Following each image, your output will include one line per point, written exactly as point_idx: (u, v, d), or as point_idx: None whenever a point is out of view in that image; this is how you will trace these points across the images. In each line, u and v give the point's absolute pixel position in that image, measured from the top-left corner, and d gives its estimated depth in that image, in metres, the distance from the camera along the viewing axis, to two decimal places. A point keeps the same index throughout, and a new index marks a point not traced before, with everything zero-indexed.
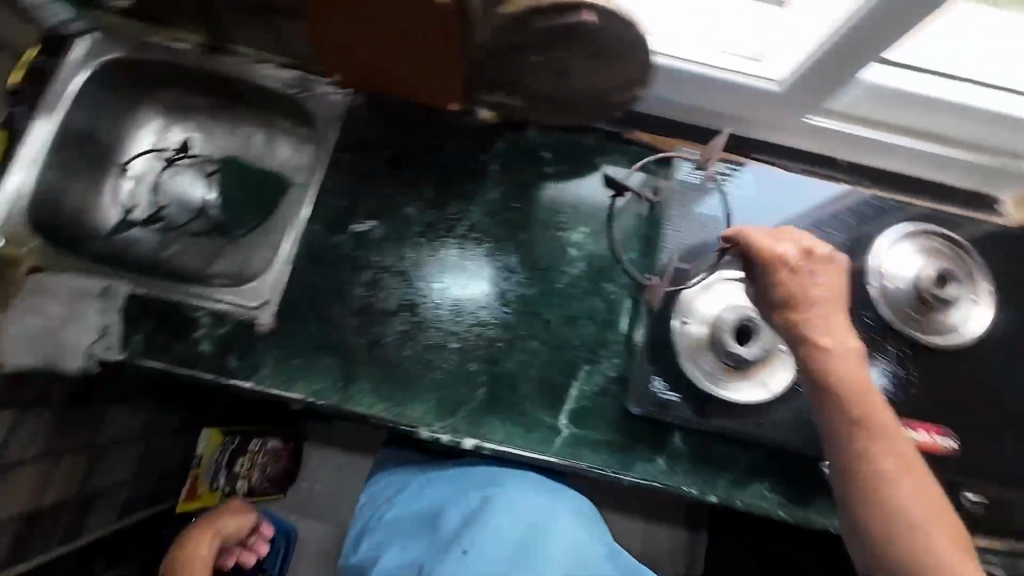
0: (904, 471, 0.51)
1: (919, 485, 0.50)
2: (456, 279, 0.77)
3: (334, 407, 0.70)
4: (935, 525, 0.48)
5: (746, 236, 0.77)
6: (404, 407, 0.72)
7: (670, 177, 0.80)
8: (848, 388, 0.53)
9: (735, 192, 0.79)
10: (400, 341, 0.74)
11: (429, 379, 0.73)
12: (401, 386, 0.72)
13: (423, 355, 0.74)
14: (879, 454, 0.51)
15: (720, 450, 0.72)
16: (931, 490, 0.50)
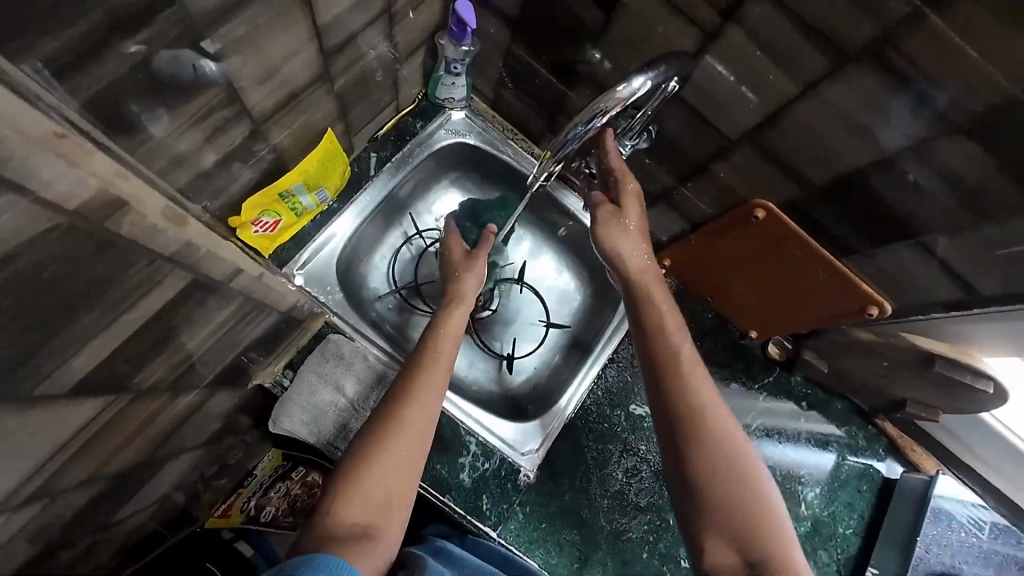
0: (737, 235, 0.79)
1: (714, 414, 0.64)
2: (624, 433, 0.91)
3: (491, 508, 0.83)
4: (725, 441, 0.63)
5: (812, 466, 1.00)
6: (554, 521, 0.85)
7: (767, 400, 1.01)
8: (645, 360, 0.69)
9: (806, 432, 1.02)
10: (557, 470, 0.88)
11: (570, 510, 0.86)
12: (556, 515, 0.85)
13: (579, 486, 0.88)
14: (728, 239, 0.81)
15: None
16: (749, 236, 0.77)
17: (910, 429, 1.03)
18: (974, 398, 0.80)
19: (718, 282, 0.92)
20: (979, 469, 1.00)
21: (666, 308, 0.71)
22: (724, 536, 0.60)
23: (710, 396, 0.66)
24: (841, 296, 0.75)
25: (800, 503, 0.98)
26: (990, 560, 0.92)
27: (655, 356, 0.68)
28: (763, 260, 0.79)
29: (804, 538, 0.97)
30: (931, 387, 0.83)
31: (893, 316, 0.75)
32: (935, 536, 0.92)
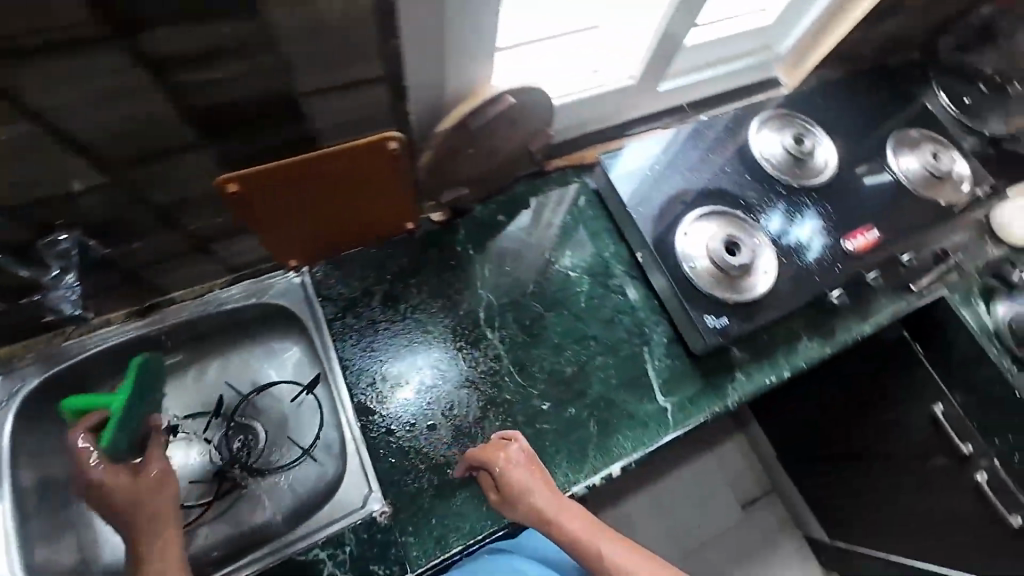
0: (248, 204, 0.77)
1: (633, 556, 0.73)
2: (406, 391, 0.92)
3: (380, 561, 0.82)
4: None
5: (545, 242, 1.09)
6: (432, 507, 0.86)
7: (474, 244, 1.06)
8: (519, 514, 0.79)
9: (519, 230, 1.09)
10: (398, 477, 0.87)
11: (433, 484, 0.87)
12: (429, 502, 0.86)
13: (422, 463, 0.88)
14: (257, 211, 0.80)
15: (576, 380, 0.98)
16: (253, 198, 0.76)
17: (564, 150, 1.15)
18: (522, 109, 0.89)
19: (322, 230, 0.92)
20: (614, 121, 1.16)
21: (562, 501, 0.79)
22: None
23: (630, 556, 0.74)
24: (369, 161, 0.79)
25: (566, 270, 1.07)
26: (673, 168, 1.09)
27: (521, 503, 0.79)
28: (290, 195, 0.78)
29: (592, 285, 1.06)
30: (502, 133, 0.91)
31: (402, 136, 0.78)
32: (628, 193, 1.06)
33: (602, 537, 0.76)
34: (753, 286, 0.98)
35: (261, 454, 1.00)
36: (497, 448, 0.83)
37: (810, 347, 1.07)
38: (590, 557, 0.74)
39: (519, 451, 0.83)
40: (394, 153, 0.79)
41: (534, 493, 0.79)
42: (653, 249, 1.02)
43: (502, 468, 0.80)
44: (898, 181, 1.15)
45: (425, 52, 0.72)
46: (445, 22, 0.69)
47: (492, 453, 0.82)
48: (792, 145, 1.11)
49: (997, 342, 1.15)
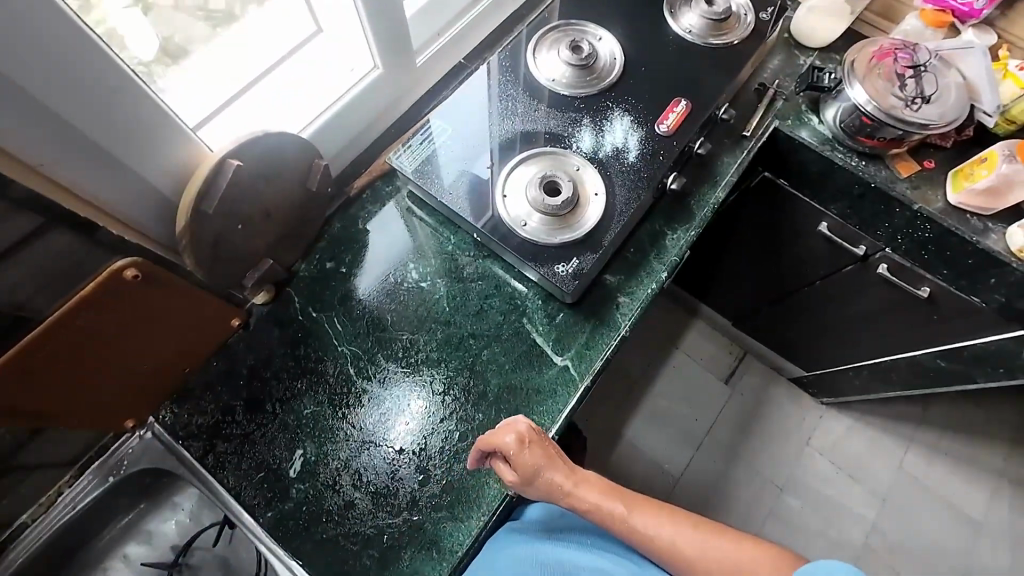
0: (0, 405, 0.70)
1: (646, 511, 0.76)
2: (308, 483, 0.87)
3: None
4: (675, 534, 0.73)
5: (385, 266, 1.03)
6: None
7: (315, 305, 0.99)
8: (536, 488, 0.78)
9: (355, 267, 1.02)
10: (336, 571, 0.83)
11: (372, 558, 0.84)
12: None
13: (354, 543, 0.84)
14: (25, 403, 0.72)
15: (471, 384, 0.94)
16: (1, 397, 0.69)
17: (362, 165, 1.07)
18: (264, 158, 0.81)
19: (134, 382, 0.83)
20: (397, 113, 1.08)
21: (575, 470, 0.79)
22: (657, 551, 0.73)
23: (642, 509, 0.76)
24: (118, 302, 0.72)
25: (417, 283, 1.01)
26: (470, 135, 1.03)
27: (537, 479, 0.78)
28: (45, 373, 0.71)
29: (449, 284, 1.01)
30: (259, 193, 0.83)
31: (137, 258, 0.71)
32: (435, 182, 1.00)
33: (616, 496, 0.77)
34: (590, 213, 0.95)
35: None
36: (507, 432, 0.79)
37: (676, 240, 1.06)
38: (608, 517, 0.76)
39: (530, 427, 0.80)
40: (139, 280, 0.72)
41: (546, 469, 0.78)
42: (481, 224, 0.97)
43: (517, 451, 0.77)
44: (687, 43, 1.13)
45: (86, 156, 0.64)
46: (76, 119, 0.61)
47: (499, 439, 0.78)
48: (572, 57, 1.07)
49: (838, 146, 1.16)
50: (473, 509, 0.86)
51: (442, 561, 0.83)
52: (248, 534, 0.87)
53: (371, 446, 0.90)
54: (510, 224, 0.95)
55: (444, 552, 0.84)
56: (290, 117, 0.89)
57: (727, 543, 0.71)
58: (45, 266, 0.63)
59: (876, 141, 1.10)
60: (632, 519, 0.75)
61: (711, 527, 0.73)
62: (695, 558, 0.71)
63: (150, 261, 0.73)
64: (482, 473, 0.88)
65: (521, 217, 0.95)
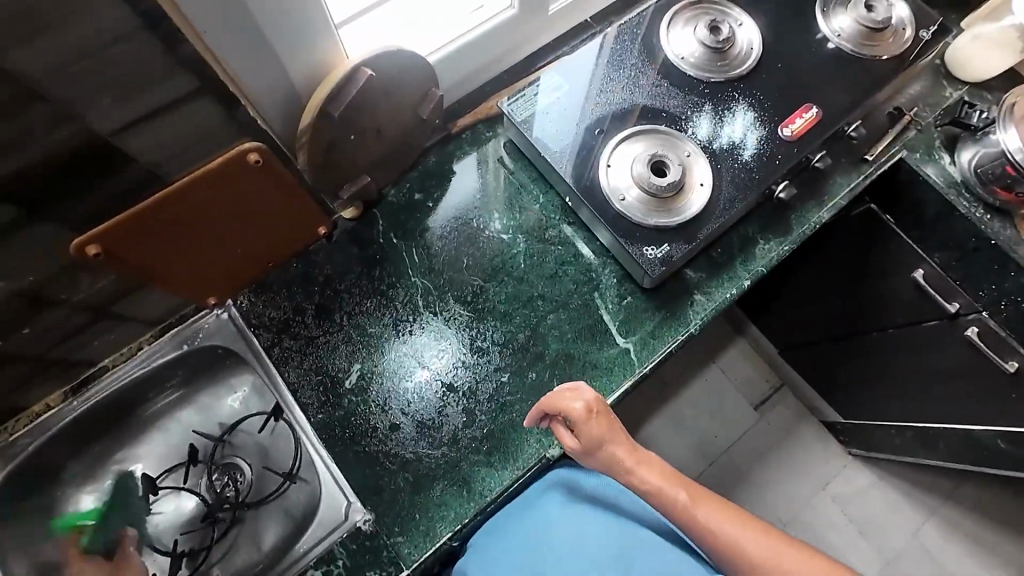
0: (119, 262, 0.74)
1: (711, 504, 0.75)
2: (360, 398, 0.91)
3: (374, 566, 0.83)
4: (739, 535, 0.73)
5: (471, 208, 1.03)
6: (409, 503, 0.86)
7: (397, 230, 1.00)
8: (597, 459, 0.78)
9: (441, 204, 1.03)
10: (370, 484, 0.87)
11: (405, 481, 0.87)
12: (405, 498, 0.86)
13: (391, 463, 0.88)
14: (135, 265, 0.76)
15: (531, 343, 0.95)
16: (120, 253, 0.73)
17: (467, 105, 1.06)
18: (392, 75, 0.81)
19: (227, 262, 0.87)
20: (515, 60, 1.06)
21: (638, 450, 0.79)
22: (719, 547, 0.73)
23: (707, 502, 0.75)
24: (234, 182, 0.75)
25: (497, 233, 1.01)
26: (585, 96, 1.00)
27: (599, 453, 0.78)
28: (159, 236, 0.75)
29: (528, 241, 1.00)
30: (377, 109, 0.83)
31: (263, 144, 0.73)
32: (539, 137, 0.98)
33: (681, 484, 0.77)
34: (695, 202, 0.92)
35: (250, 489, 0.98)
36: (575, 399, 0.79)
37: (768, 251, 1.02)
38: (670, 504, 0.75)
39: (598, 399, 0.80)
40: (258, 164, 0.74)
41: (610, 444, 0.78)
42: (579, 189, 0.94)
43: (585, 419, 0.78)
44: (833, 46, 1.04)
45: (241, 34, 0.65)
46: None
47: (566, 404, 0.79)
48: (707, 37, 1.01)
49: (966, 192, 1.08)
50: (508, 461, 0.88)
51: (471, 501, 0.86)
52: (295, 429, 0.91)
53: (426, 379, 0.92)
54: (608, 194, 0.93)
55: (474, 492, 0.87)
56: (416, 39, 0.88)
57: (795, 553, 0.71)
58: (179, 134, 0.66)
59: (1013, 195, 1.02)
60: (695, 513, 0.74)
61: (773, 534, 0.73)
62: (756, 559, 0.71)
63: (270, 150, 0.75)
64: (525, 430, 0.90)
65: (622, 190, 0.93)
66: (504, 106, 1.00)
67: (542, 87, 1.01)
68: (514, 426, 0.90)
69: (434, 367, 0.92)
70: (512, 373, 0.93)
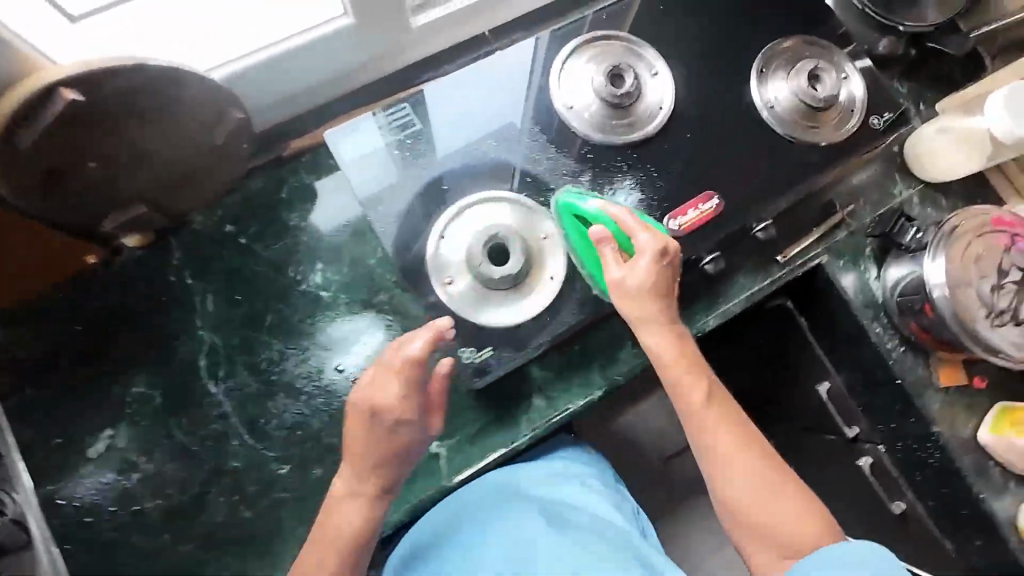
0: None
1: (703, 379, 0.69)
2: (107, 472, 0.76)
3: None
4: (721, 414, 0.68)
5: (291, 253, 0.85)
6: None
7: (194, 269, 0.83)
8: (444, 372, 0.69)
9: (255, 242, 0.84)
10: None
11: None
12: None
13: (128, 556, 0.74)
14: None
15: (325, 430, 0.80)
16: None
17: (308, 124, 0.86)
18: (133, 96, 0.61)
19: None
20: (373, 75, 0.86)
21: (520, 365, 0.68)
22: (710, 399, 0.69)
23: (719, 411, 0.69)
24: None
25: (315, 289, 0.84)
26: (438, 142, 0.79)
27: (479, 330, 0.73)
28: None
29: (349, 304, 0.84)
30: (126, 133, 0.65)
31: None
32: (364, 182, 0.77)
33: (704, 381, 0.69)
34: (538, 305, 0.75)
35: None
36: (647, 235, 0.70)
37: (634, 354, 0.85)
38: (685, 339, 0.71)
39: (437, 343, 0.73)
40: None
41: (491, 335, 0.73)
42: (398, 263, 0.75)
43: (652, 255, 0.69)
44: (763, 122, 0.84)
45: None
46: None
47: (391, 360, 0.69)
48: (605, 89, 0.81)
49: (883, 316, 0.92)
50: (270, 568, 0.75)
51: None
52: None
53: (189, 458, 0.77)
54: (433, 278, 0.75)
55: None
56: (206, 50, 0.70)
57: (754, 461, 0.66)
58: None
59: (929, 337, 0.86)
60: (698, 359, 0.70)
61: (777, 469, 0.66)
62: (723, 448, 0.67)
63: None
64: (294, 536, 0.76)
65: (449, 274, 0.75)
66: (330, 140, 0.78)
67: (386, 123, 0.79)
68: (284, 530, 0.76)
69: (202, 447, 0.78)
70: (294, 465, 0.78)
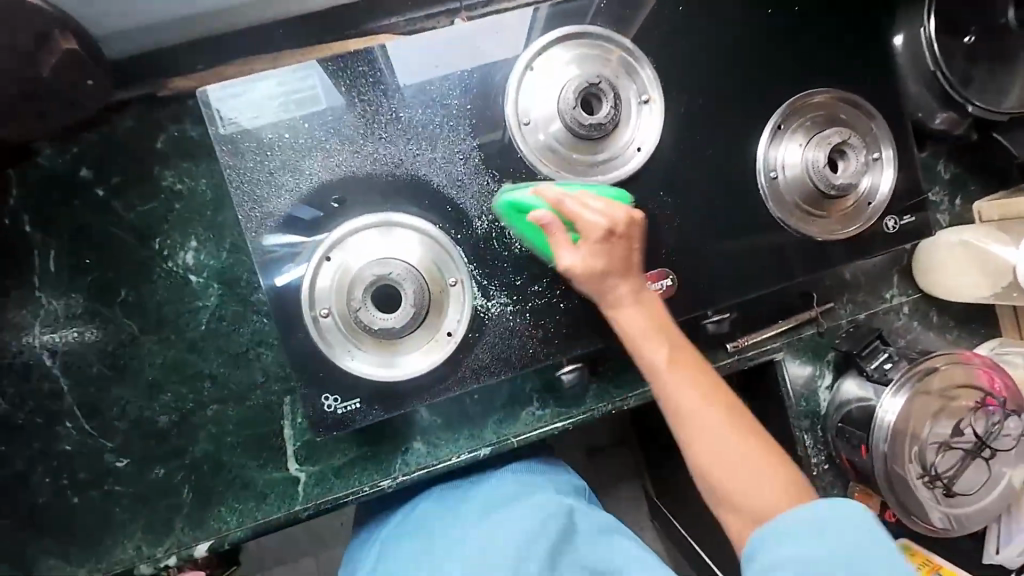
0: None
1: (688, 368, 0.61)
2: None
3: None
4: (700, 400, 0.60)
5: (161, 218, 0.70)
6: None
7: (39, 213, 0.69)
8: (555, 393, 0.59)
9: (120, 195, 0.70)
10: None
11: None
12: None
13: None
14: None
15: (173, 428, 0.72)
16: None
17: (204, 61, 0.70)
18: None
19: None
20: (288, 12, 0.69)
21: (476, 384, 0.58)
22: (699, 387, 0.60)
23: (683, 371, 0.60)
24: None
25: (185, 267, 0.71)
26: (346, 133, 0.62)
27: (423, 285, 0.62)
28: None
29: (223, 294, 0.71)
30: None
31: None
32: (244, 172, 0.60)
33: (666, 342, 0.61)
34: (421, 364, 0.63)
35: None
36: (597, 209, 0.60)
37: (534, 420, 0.76)
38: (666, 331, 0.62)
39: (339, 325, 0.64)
40: None
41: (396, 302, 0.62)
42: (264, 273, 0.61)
43: (601, 240, 0.59)
44: (757, 194, 0.69)
45: None
46: None
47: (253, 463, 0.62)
48: (570, 110, 0.63)
49: (819, 429, 0.80)
50: (90, 559, 0.70)
51: None
52: None
53: (16, 427, 0.70)
54: (303, 305, 0.61)
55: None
56: None
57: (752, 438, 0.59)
58: None
59: (856, 471, 0.76)
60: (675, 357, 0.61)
61: (761, 437, 0.59)
62: (710, 422, 0.59)
63: None
64: (124, 531, 0.71)
65: (325, 308, 0.61)
66: (205, 99, 0.60)
67: (284, 92, 0.61)
68: (113, 522, 0.71)
69: (31, 418, 0.70)
70: (134, 458, 0.71)
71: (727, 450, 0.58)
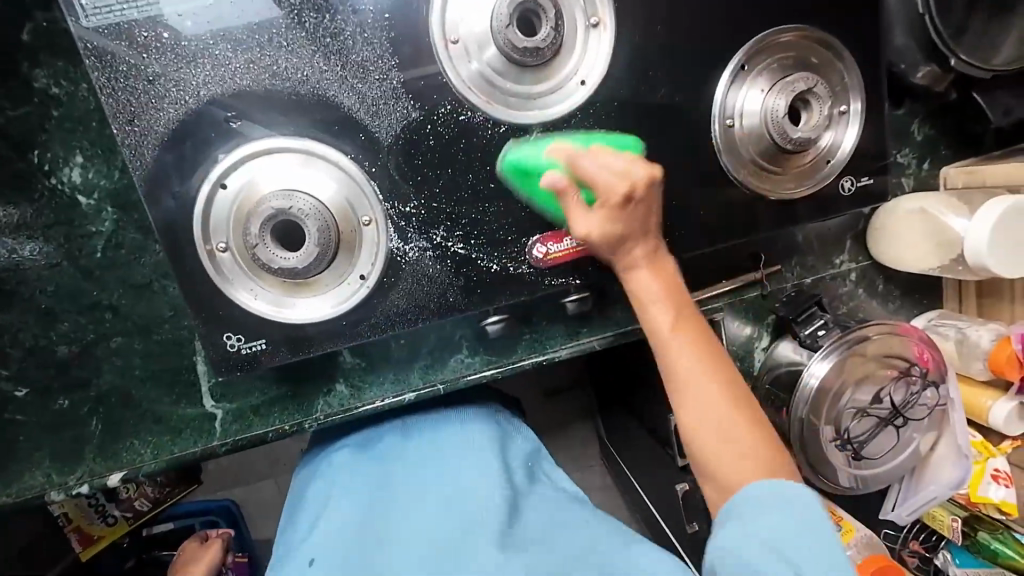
0: None
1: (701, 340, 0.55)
2: None
3: None
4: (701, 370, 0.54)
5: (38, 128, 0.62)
6: None
7: None
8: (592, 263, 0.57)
9: None
10: None
11: None
12: None
13: None
14: None
15: (76, 360, 0.68)
16: None
17: None
18: None
19: None
20: None
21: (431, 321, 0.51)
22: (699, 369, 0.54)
23: (691, 338, 0.55)
24: None
25: (72, 184, 0.63)
26: (238, 37, 0.52)
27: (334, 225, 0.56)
28: None
29: (118, 217, 0.65)
30: None
31: None
32: (115, 79, 0.51)
33: (675, 304, 0.56)
34: (332, 308, 0.59)
35: None
36: (618, 165, 0.53)
37: (462, 367, 0.73)
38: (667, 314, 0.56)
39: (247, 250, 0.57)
40: None
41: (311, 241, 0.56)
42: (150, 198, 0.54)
43: (619, 203, 0.53)
44: (710, 145, 0.63)
45: None
46: None
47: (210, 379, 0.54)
48: (503, 30, 0.54)
49: None
50: None
51: None
52: None
53: None
54: (198, 237, 0.55)
55: None
56: None
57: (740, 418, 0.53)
58: None
59: None
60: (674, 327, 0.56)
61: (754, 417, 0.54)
62: (692, 394, 0.54)
63: None
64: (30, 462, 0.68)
65: (223, 240, 0.56)
66: None
67: None
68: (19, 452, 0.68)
69: None
70: (36, 388, 0.68)
71: (709, 433, 0.53)
